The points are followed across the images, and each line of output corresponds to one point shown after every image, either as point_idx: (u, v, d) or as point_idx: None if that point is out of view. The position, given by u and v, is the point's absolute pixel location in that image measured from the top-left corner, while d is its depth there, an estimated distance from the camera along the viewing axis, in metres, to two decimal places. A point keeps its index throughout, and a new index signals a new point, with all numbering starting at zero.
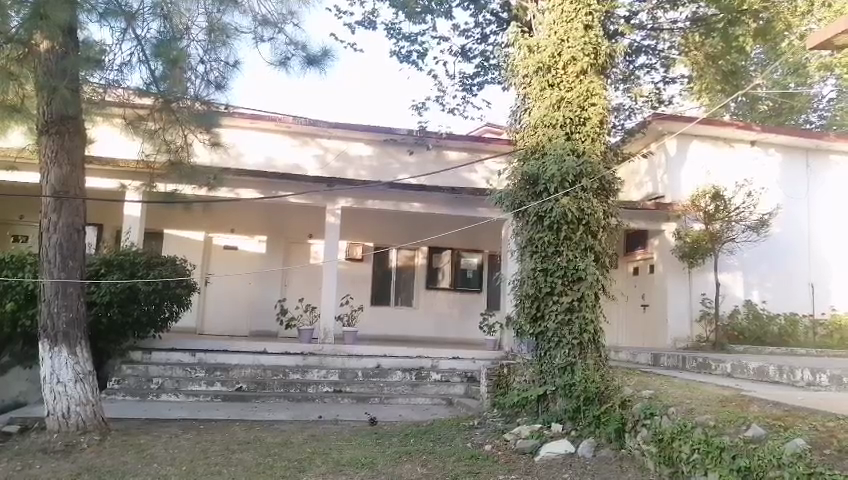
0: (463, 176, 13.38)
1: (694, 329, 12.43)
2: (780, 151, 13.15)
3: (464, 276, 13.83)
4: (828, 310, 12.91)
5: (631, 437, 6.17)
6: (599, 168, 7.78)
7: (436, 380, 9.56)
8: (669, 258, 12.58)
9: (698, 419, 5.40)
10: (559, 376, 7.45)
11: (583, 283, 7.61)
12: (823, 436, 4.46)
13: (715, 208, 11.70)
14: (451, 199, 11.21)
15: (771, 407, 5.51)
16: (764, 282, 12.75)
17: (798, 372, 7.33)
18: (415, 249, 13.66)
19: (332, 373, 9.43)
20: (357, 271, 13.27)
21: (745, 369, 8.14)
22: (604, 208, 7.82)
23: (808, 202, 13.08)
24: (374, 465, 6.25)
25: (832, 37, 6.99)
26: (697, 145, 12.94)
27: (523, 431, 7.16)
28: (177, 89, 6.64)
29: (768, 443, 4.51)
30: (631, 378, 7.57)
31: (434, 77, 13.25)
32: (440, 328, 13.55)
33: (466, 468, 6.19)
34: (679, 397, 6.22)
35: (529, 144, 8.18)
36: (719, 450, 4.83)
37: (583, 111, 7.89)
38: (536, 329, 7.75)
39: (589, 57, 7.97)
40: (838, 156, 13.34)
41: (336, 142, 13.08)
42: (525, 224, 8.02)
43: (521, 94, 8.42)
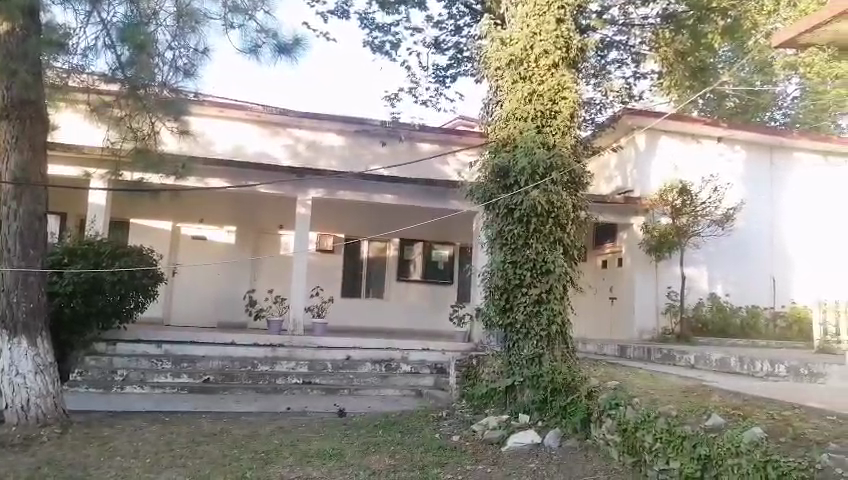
0: (435, 168, 13.38)
1: (661, 321, 12.65)
2: (746, 147, 13.40)
3: (435, 268, 13.86)
4: (788, 302, 13.26)
5: (596, 427, 6.27)
6: (568, 161, 7.84)
7: (405, 372, 9.56)
8: (635, 252, 12.78)
9: (660, 409, 5.49)
10: (527, 367, 7.51)
11: (551, 275, 7.68)
12: (780, 425, 4.57)
13: (682, 203, 11.89)
14: (423, 191, 11.20)
15: (731, 397, 5.63)
16: (727, 275, 13.04)
17: (758, 362, 7.52)
18: (386, 240, 13.63)
19: (301, 365, 9.37)
20: (327, 263, 13.20)
21: (708, 361, 8.31)
22: (573, 201, 7.89)
23: (771, 197, 13.39)
24: (342, 456, 6.24)
25: (797, 35, 7.12)
26: (666, 140, 13.11)
27: (490, 422, 7.23)
28: (143, 75, 6.44)
29: (727, 432, 4.61)
30: (597, 369, 7.67)
31: (407, 68, 13.19)
32: (411, 319, 13.57)
33: (433, 459, 6.21)
34: (644, 388, 6.33)
35: (500, 137, 8.21)
36: (680, 439, 4.96)
37: (554, 104, 7.93)
38: (504, 321, 7.80)
39: (561, 50, 8.00)
40: (801, 153, 13.61)
41: (308, 132, 12.94)
42: (495, 217, 8.05)
43: (494, 86, 8.43)
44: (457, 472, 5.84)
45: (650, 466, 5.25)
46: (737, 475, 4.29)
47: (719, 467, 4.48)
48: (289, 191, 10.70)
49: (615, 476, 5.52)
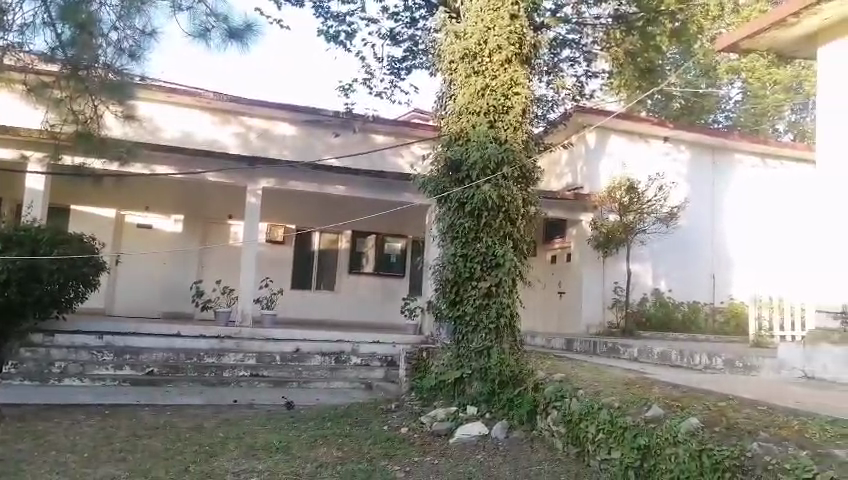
0: (389, 160, 13.34)
1: (606, 315, 12.96)
2: (690, 148, 13.83)
3: (387, 260, 13.83)
4: (726, 298, 13.80)
5: (542, 418, 6.39)
6: (519, 156, 7.94)
7: (355, 364, 9.51)
8: (583, 247, 13.05)
9: (604, 401, 5.62)
10: (475, 359, 7.58)
11: (501, 268, 7.76)
12: (715, 415, 4.74)
13: (629, 200, 12.16)
14: (376, 183, 11.15)
15: (671, 388, 5.83)
16: (670, 271, 13.45)
17: (696, 356, 7.79)
18: (338, 232, 13.53)
19: (249, 357, 9.21)
20: (278, 254, 13.03)
21: (650, 354, 8.60)
22: (523, 196, 7.99)
23: (713, 196, 13.86)
24: (288, 448, 6.18)
25: (741, 39, 7.35)
26: (615, 138, 13.41)
27: (439, 414, 7.27)
28: (86, 56, 6.24)
29: (666, 423, 4.77)
30: (544, 362, 7.80)
31: (362, 59, 13.08)
32: (362, 311, 13.52)
33: (381, 451, 6.22)
34: (589, 380, 6.48)
35: (453, 131, 8.23)
36: (622, 430, 5.11)
37: (506, 99, 8.01)
38: (454, 313, 7.86)
39: (513, 46, 8.09)
40: (741, 155, 14.12)
41: (260, 120, 12.71)
42: (447, 210, 8.08)
43: (447, 80, 8.45)
44: (405, 464, 5.87)
45: (593, 456, 5.40)
46: (674, 464, 4.44)
47: (658, 456, 4.63)
48: (239, 180, 10.49)
49: (559, 466, 5.65)
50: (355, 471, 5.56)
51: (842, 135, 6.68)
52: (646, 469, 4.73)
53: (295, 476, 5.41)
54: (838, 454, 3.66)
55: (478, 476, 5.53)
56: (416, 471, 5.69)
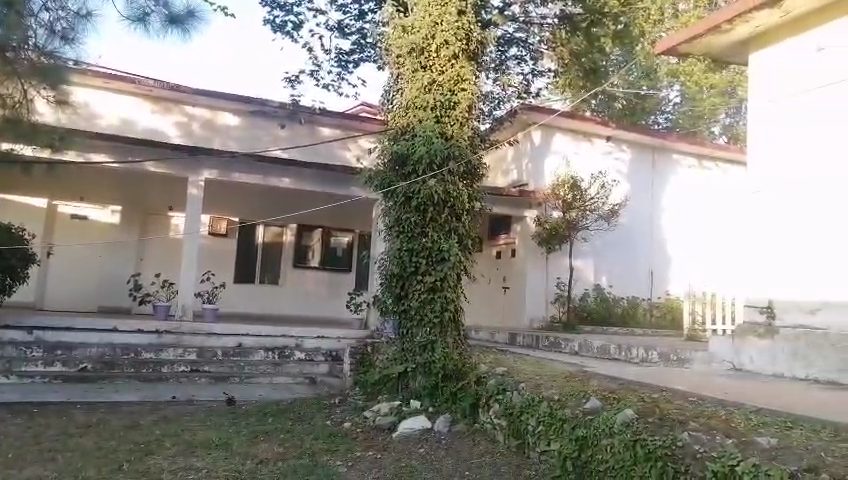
0: (336, 153, 13.23)
1: (549, 310, 13.23)
2: (631, 147, 14.24)
3: (333, 254, 13.72)
4: (664, 294, 14.28)
5: (484, 411, 6.48)
6: (465, 152, 8.01)
7: (299, 359, 9.37)
8: (527, 243, 13.26)
9: (544, 393, 5.74)
10: (420, 354, 7.60)
11: (446, 263, 7.81)
12: (649, 406, 4.90)
13: (572, 198, 12.45)
14: (323, 177, 11.02)
15: (608, 381, 5.99)
16: (611, 268, 13.82)
17: (633, 349, 8.04)
18: (283, 226, 13.33)
19: (189, 352, 8.96)
20: (220, 247, 12.74)
21: (590, 348, 8.79)
22: (468, 192, 8.06)
23: (652, 195, 14.29)
24: (228, 445, 6.06)
25: (680, 42, 7.55)
26: (559, 136, 13.66)
27: (382, 409, 7.27)
28: (15, 35, 5.74)
29: (603, 414, 4.91)
30: (487, 356, 7.89)
31: (309, 50, 12.91)
32: (306, 306, 13.38)
33: (324, 446, 6.17)
34: (529, 373, 6.59)
35: (399, 125, 8.23)
36: (561, 422, 5.23)
37: (453, 95, 8.06)
38: (399, 308, 7.87)
39: (461, 43, 8.15)
40: (678, 155, 14.60)
41: (203, 109, 12.38)
42: (392, 204, 8.07)
43: (395, 74, 8.43)
44: (347, 459, 5.84)
45: (533, 448, 5.52)
46: (610, 454, 4.57)
47: (594, 446, 4.76)
48: (180, 170, 10.19)
49: (500, 458, 5.73)
50: (296, 467, 5.48)
51: (771, 139, 7.01)
52: (582, 460, 4.85)
53: (234, 473, 5.29)
54: (761, 442, 3.85)
55: (421, 470, 5.55)
56: (359, 466, 5.67)
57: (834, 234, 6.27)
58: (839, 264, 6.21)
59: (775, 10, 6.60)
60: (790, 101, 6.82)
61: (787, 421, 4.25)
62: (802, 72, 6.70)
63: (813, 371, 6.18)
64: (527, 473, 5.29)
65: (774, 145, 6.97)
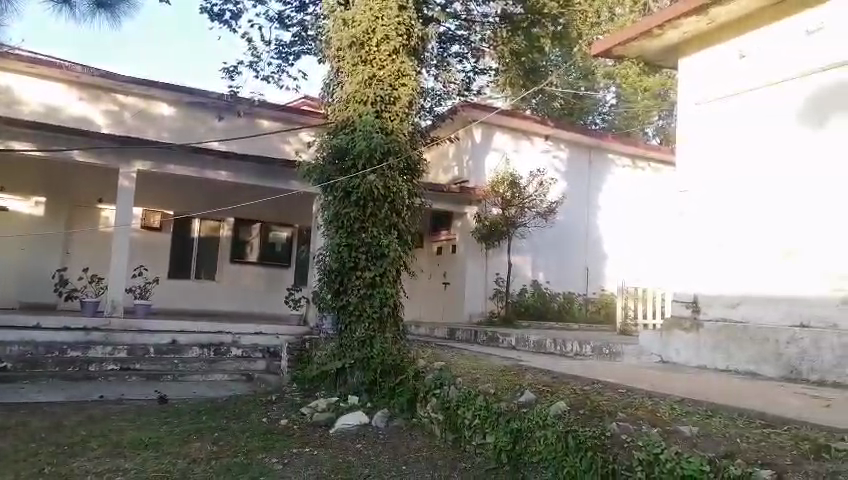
0: (276, 146, 13.01)
1: (488, 305, 13.43)
2: (569, 146, 14.56)
3: (272, 249, 13.48)
4: (598, 290, 14.70)
5: (422, 406, 6.51)
6: (404, 147, 8.02)
7: (235, 356, 9.16)
8: (467, 239, 13.41)
9: (480, 387, 5.84)
10: (358, 350, 7.58)
11: (385, 259, 7.82)
12: (580, 399, 5.04)
13: (511, 195, 12.64)
14: (261, 171, 10.79)
15: (542, 374, 6.14)
16: (548, 264, 14.12)
17: (568, 343, 8.21)
18: (220, 220, 13.00)
19: (119, 350, 8.63)
20: (153, 241, 12.35)
21: (527, 342, 8.97)
22: (409, 188, 8.09)
23: (588, 193, 14.68)
24: (159, 445, 5.89)
25: (615, 45, 7.77)
26: (498, 135, 13.87)
27: (320, 405, 7.22)
28: None
29: (536, 407, 5.03)
30: (425, 351, 7.94)
31: (248, 40, 12.62)
32: (244, 302, 13.11)
33: (259, 444, 6.07)
34: (467, 367, 6.66)
35: (339, 119, 8.16)
36: (497, 415, 5.33)
37: (393, 90, 8.05)
38: (337, 303, 7.82)
39: (401, 38, 8.15)
40: (613, 155, 15.04)
41: (135, 98, 11.94)
42: (332, 199, 8.01)
43: (335, 67, 8.34)
44: (283, 456, 5.76)
45: (469, 441, 5.58)
46: (543, 445, 4.67)
47: (528, 438, 4.86)
48: (110, 160, 9.79)
49: (437, 452, 5.77)
50: (230, 465, 5.38)
51: (698, 142, 7.31)
52: (517, 451, 4.94)
53: (165, 473, 5.15)
54: (683, 430, 4.02)
55: (357, 466, 5.53)
56: (295, 463, 5.61)
57: (754, 232, 6.60)
58: (758, 262, 6.54)
59: (703, 17, 6.87)
60: (716, 105, 7.12)
61: (706, 410, 4.46)
62: (728, 78, 7.01)
63: (734, 362, 6.50)
64: (462, 466, 5.35)
65: (701, 147, 7.27)
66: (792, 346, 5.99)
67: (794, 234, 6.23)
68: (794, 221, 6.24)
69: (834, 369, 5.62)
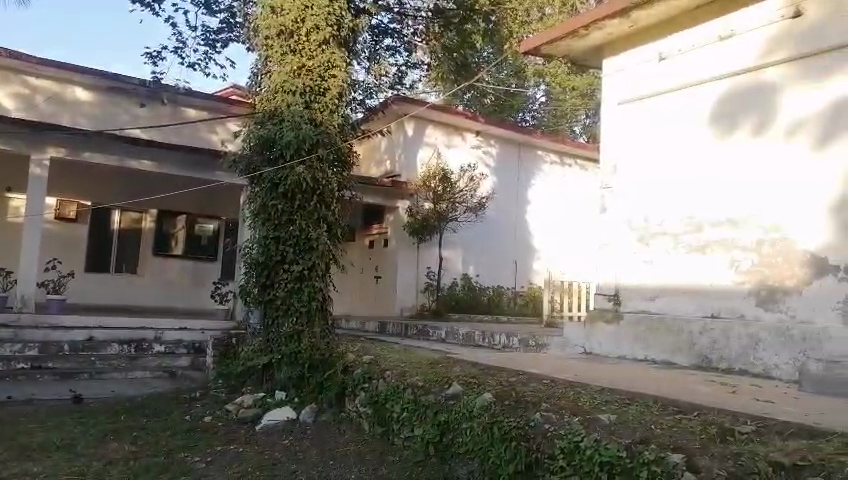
0: (202, 135, 12.61)
1: (418, 298, 13.52)
2: (499, 142, 14.78)
3: (197, 243, 13.05)
4: (527, 283, 15.02)
5: (350, 401, 6.47)
6: (335, 139, 7.94)
7: (158, 352, 8.80)
8: (399, 233, 13.44)
9: (408, 381, 5.87)
10: (285, 344, 7.47)
11: (314, 252, 7.74)
12: (506, 391, 5.12)
13: (442, 190, 12.75)
14: (186, 160, 10.40)
15: (469, 367, 6.21)
16: (478, 258, 14.30)
17: (497, 336, 8.35)
18: (143, 211, 12.49)
19: (30, 347, 8.10)
20: (70, 233, 11.75)
21: (457, 335, 9.07)
22: (338, 180, 8.03)
23: (518, 188, 14.95)
24: (72, 447, 5.60)
25: (541, 45, 7.96)
26: (430, 130, 13.92)
27: (246, 401, 7.07)
28: None
29: (463, 400, 5.10)
30: (354, 344, 7.90)
31: (172, 25, 12.13)
32: (167, 296, 12.65)
33: (180, 443, 5.87)
34: (395, 361, 6.67)
35: (266, 109, 7.97)
36: (425, 408, 5.39)
37: (322, 81, 7.95)
38: (264, 298, 7.68)
39: (332, 28, 8.06)
40: (542, 151, 15.36)
41: (49, 81, 11.26)
42: (259, 191, 7.83)
43: (263, 56, 8.17)
44: (205, 455, 5.60)
45: (397, 434, 5.58)
46: (469, 437, 4.74)
47: (455, 430, 4.93)
48: (20, 147, 9.21)
49: (364, 446, 5.72)
50: (148, 466, 5.18)
51: (620, 140, 7.57)
52: (445, 443, 4.99)
53: (78, 476, 4.92)
54: (602, 419, 4.16)
55: (282, 462, 5.43)
56: (218, 461, 5.46)
57: (669, 227, 6.92)
58: (672, 256, 6.87)
59: (626, 20, 7.11)
60: (637, 106, 7.39)
61: (624, 398, 4.64)
62: (648, 79, 7.29)
63: (651, 352, 6.80)
64: (389, 458, 5.34)
65: (623, 144, 7.52)
66: (705, 337, 6.30)
67: (704, 232, 6.57)
68: (705, 216, 6.57)
69: (740, 358, 5.96)
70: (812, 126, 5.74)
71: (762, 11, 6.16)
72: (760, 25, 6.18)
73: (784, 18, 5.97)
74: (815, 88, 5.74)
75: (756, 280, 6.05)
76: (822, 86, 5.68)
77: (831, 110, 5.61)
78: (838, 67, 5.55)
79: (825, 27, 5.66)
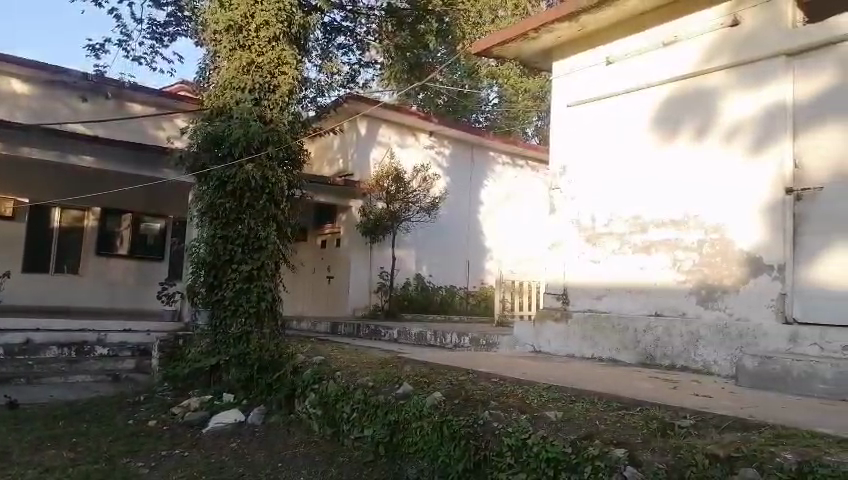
0: (148, 131, 12.30)
1: (371, 298, 13.49)
2: (452, 143, 14.85)
3: (143, 242, 12.69)
4: (479, 283, 15.14)
5: (300, 402, 6.38)
6: (285, 137, 7.83)
7: (100, 355, 8.54)
8: (352, 233, 13.39)
9: (358, 381, 5.85)
10: (233, 346, 7.35)
11: (263, 252, 7.63)
12: (455, 389, 5.16)
13: (395, 189, 12.77)
14: (131, 156, 10.09)
15: (420, 367, 6.21)
16: (431, 257, 14.34)
17: (448, 336, 8.39)
18: (85, 208, 12.06)
19: None
20: (8, 232, 11.28)
21: (408, 335, 9.08)
22: (288, 178, 7.93)
23: (470, 189, 15.05)
24: (6, 455, 5.37)
25: (492, 47, 8.06)
26: (383, 129, 13.90)
27: (192, 404, 6.89)
28: None
29: (413, 399, 5.11)
30: (304, 345, 7.81)
31: (116, 17, 11.75)
32: (111, 297, 12.31)
33: (123, 448, 5.70)
34: (346, 361, 6.62)
35: (215, 106, 7.83)
36: (374, 408, 5.37)
37: (273, 78, 7.85)
38: (212, 298, 7.54)
39: (282, 24, 7.97)
40: (494, 152, 15.50)
41: None
42: (207, 188, 7.69)
43: (211, 52, 8.02)
44: (149, 459, 5.46)
45: (347, 434, 5.52)
46: (418, 436, 4.75)
47: (405, 430, 4.94)
48: None
49: (314, 447, 5.66)
50: (88, 472, 5.02)
51: (568, 140, 7.72)
52: (394, 443, 4.99)
53: None
54: (548, 416, 4.23)
55: (230, 465, 5.34)
56: (162, 466, 5.33)
57: (615, 227, 7.09)
58: (617, 256, 7.04)
59: (574, 24, 7.25)
60: (584, 108, 7.55)
61: (570, 396, 4.73)
62: (595, 81, 7.46)
63: (597, 350, 6.94)
64: (338, 460, 5.28)
65: (572, 144, 7.67)
66: (648, 335, 6.48)
67: (648, 232, 6.76)
68: (649, 217, 6.76)
69: (682, 354, 6.14)
70: (750, 130, 5.95)
71: (703, 18, 6.38)
72: (700, 32, 6.39)
73: (723, 26, 6.19)
74: (752, 94, 5.95)
75: (697, 279, 6.24)
76: (759, 92, 5.89)
77: (765, 115, 5.84)
78: (774, 73, 5.77)
79: (761, 35, 5.88)
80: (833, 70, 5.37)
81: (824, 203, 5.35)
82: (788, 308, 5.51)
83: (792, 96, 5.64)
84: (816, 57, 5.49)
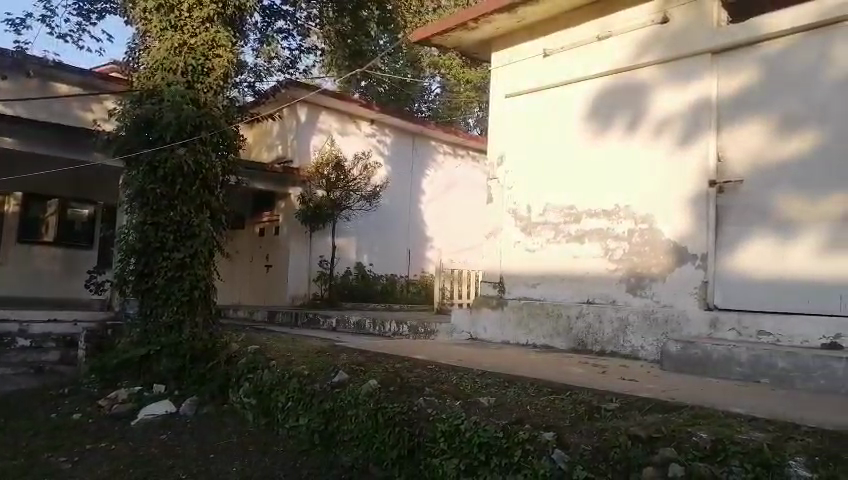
0: (75, 114, 11.80)
1: (310, 287, 13.36)
2: (394, 132, 14.81)
3: (70, 229, 12.11)
4: (419, 271, 15.21)
5: (234, 391, 6.26)
6: (219, 122, 7.61)
7: (22, 347, 8.16)
8: (291, 221, 13.19)
9: (294, 369, 5.80)
10: (165, 335, 7.16)
11: (196, 239, 7.41)
12: (391, 376, 5.16)
13: (335, 177, 12.58)
14: (55, 139, 9.62)
15: (356, 355, 6.16)
16: (371, 246, 14.29)
17: (387, 324, 8.43)
18: (5, 193, 11.39)
19: None
20: None
21: (347, 323, 9.05)
22: (223, 165, 7.73)
23: (411, 178, 15.04)
24: None
25: (430, 36, 8.06)
26: (323, 116, 13.73)
27: (120, 396, 6.62)
28: None
29: (349, 387, 5.11)
30: (239, 335, 7.67)
31: None
32: (34, 286, 11.82)
33: (43, 443, 5.46)
34: (281, 350, 6.55)
35: (145, 87, 7.54)
36: (310, 397, 5.34)
37: (206, 60, 7.63)
38: (142, 287, 7.29)
39: (216, 5, 7.77)
40: (436, 142, 15.51)
41: None
42: (136, 173, 7.42)
43: (141, 31, 7.77)
44: (72, 454, 5.25)
45: (281, 424, 5.45)
46: (354, 424, 4.76)
47: (340, 417, 4.93)
48: None
49: (246, 437, 5.55)
50: (4, 470, 4.79)
51: (505, 131, 7.82)
52: (328, 433, 4.97)
53: None
54: (481, 402, 4.28)
55: (159, 458, 5.20)
56: (86, 461, 5.12)
57: (550, 217, 7.23)
58: (553, 245, 7.18)
59: (513, 15, 7.32)
60: (521, 100, 7.66)
61: (502, 381, 4.82)
62: (531, 73, 7.59)
63: (532, 337, 7.09)
64: (272, 449, 5.21)
65: (508, 135, 7.78)
66: (580, 321, 6.66)
67: (581, 222, 6.91)
68: (583, 208, 6.91)
69: (612, 340, 6.35)
70: (677, 124, 6.16)
71: (634, 14, 6.55)
72: (631, 28, 6.57)
73: (653, 22, 6.38)
74: (679, 90, 6.16)
75: (627, 267, 6.45)
76: (686, 88, 6.11)
77: (692, 110, 6.05)
78: (700, 70, 6.00)
79: (690, 32, 6.08)
80: (755, 69, 5.61)
81: (745, 197, 5.60)
82: (710, 295, 5.77)
83: (717, 92, 5.87)
84: (738, 56, 5.73)
